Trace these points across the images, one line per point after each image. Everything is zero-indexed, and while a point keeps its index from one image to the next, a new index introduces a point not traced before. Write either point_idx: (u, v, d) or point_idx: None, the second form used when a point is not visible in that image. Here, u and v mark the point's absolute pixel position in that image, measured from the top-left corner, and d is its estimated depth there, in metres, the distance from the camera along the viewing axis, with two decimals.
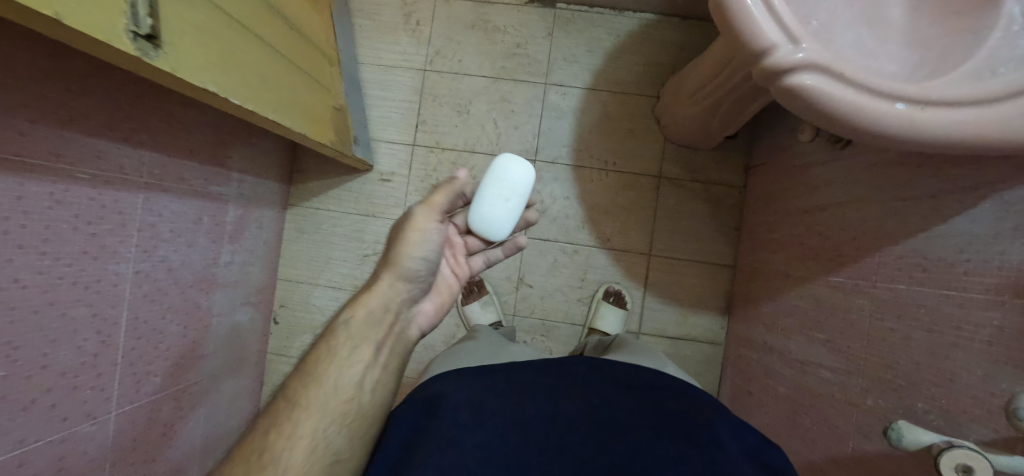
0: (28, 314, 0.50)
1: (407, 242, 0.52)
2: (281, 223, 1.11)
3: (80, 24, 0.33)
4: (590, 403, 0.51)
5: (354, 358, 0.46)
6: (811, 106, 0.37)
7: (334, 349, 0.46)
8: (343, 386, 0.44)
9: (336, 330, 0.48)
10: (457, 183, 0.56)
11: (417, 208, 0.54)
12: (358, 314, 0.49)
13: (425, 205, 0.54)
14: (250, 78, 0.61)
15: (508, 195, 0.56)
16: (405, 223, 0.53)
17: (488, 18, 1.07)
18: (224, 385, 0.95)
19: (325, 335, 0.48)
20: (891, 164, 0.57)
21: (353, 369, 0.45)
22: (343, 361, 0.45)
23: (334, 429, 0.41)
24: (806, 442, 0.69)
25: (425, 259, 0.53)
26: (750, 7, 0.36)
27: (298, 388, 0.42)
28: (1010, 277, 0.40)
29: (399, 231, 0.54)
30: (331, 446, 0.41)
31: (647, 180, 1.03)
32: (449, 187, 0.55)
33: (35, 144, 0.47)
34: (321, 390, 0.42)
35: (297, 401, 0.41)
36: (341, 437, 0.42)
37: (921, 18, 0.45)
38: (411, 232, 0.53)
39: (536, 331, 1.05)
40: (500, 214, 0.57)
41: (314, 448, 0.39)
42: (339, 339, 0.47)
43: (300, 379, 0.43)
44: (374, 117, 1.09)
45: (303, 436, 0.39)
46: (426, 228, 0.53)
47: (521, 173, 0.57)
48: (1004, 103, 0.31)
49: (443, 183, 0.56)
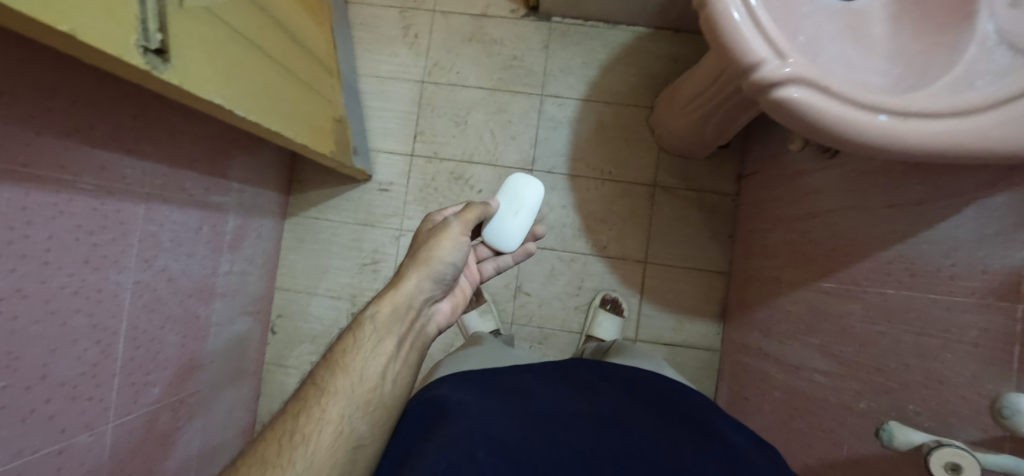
0: (29, 324, 0.50)
1: (438, 248, 0.53)
2: (279, 232, 1.11)
3: (92, 39, 0.35)
4: (594, 404, 0.53)
5: (378, 350, 0.47)
6: (799, 117, 0.38)
7: (360, 340, 0.47)
8: (367, 376, 0.45)
9: (363, 322, 0.48)
10: (490, 210, 0.57)
11: (452, 219, 0.55)
12: (384, 309, 0.49)
13: (461, 218, 0.55)
14: (253, 90, 0.62)
15: (518, 208, 0.59)
16: (439, 231, 0.54)
17: (485, 31, 1.09)
18: (222, 396, 0.94)
19: (351, 326, 0.49)
20: (878, 172, 0.59)
21: (376, 360, 0.46)
22: (368, 352, 0.46)
23: (358, 415, 0.43)
24: (801, 446, 0.70)
25: (453, 265, 0.54)
26: (739, 24, 0.38)
27: (325, 376, 0.44)
28: (993, 281, 0.42)
29: (431, 234, 0.54)
30: (355, 432, 0.42)
31: (642, 189, 1.05)
32: (480, 206, 0.57)
33: (41, 155, 0.48)
34: (346, 379, 0.44)
35: (325, 388, 0.43)
36: (365, 424, 0.43)
37: (901, 34, 0.47)
38: (445, 241, 0.53)
39: (534, 339, 1.06)
40: (511, 226, 0.59)
41: (340, 433, 0.41)
42: (364, 331, 0.47)
43: (328, 367, 0.45)
44: (373, 127, 1.11)
45: (330, 421, 0.41)
46: (458, 241, 0.54)
47: (532, 189, 0.60)
48: (982, 114, 0.33)
49: (476, 204, 0.57)
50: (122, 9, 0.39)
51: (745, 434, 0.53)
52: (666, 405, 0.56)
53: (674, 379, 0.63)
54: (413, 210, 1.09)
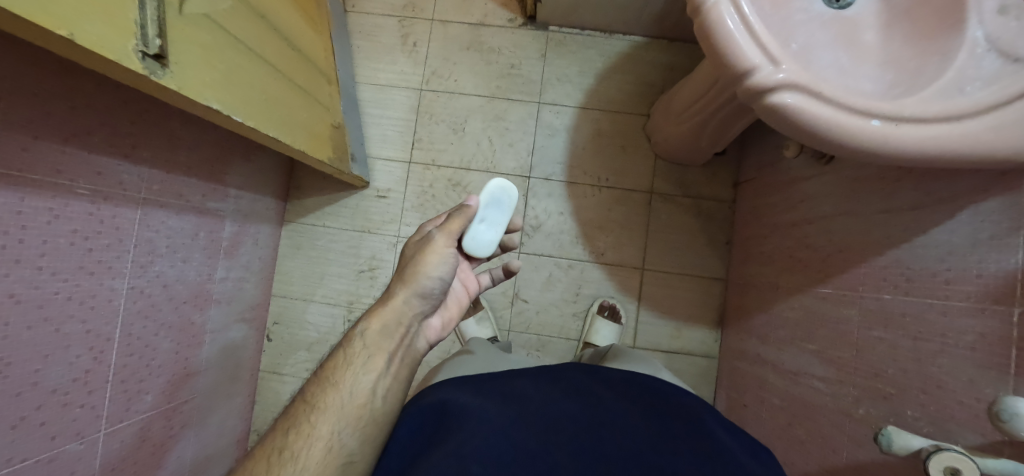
0: (21, 330, 0.49)
1: (424, 263, 0.51)
2: (276, 239, 1.11)
3: (91, 43, 0.35)
4: (585, 404, 0.53)
5: (368, 367, 0.45)
6: (793, 122, 0.38)
7: (351, 357, 0.46)
8: (358, 392, 0.44)
9: (353, 339, 0.47)
10: (467, 212, 0.55)
11: (435, 232, 0.53)
12: (374, 326, 0.47)
13: (443, 230, 0.53)
14: (250, 96, 0.62)
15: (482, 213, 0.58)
16: (423, 245, 0.52)
17: (482, 40, 1.10)
18: (215, 405, 0.93)
19: (342, 343, 0.47)
20: (872, 179, 0.59)
21: (368, 376, 0.45)
22: (358, 369, 0.45)
23: (349, 431, 0.42)
24: (800, 453, 0.69)
25: (440, 279, 0.51)
26: (733, 31, 0.39)
27: (317, 393, 0.43)
28: (987, 285, 0.42)
29: (416, 251, 0.52)
30: (345, 447, 0.41)
31: (638, 195, 1.06)
32: (462, 215, 0.55)
33: (36, 159, 0.47)
34: (336, 396, 0.43)
35: (316, 404, 0.42)
36: (355, 440, 0.42)
37: (893, 41, 0.48)
38: (429, 254, 0.51)
39: (532, 346, 1.05)
40: (485, 234, 0.58)
41: (330, 449, 0.40)
42: (354, 347, 0.46)
43: (320, 384, 0.44)
44: (371, 135, 1.11)
45: (320, 436, 0.40)
46: (443, 253, 0.52)
47: (492, 190, 0.58)
48: (971, 119, 0.33)
49: (455, 213, 0.55)
50: (121, 15, 0.39)
51: (743, 441, 0.52)
52: (662, 405, 0.55)
53: (669, 383, 0.63)
54: (409, 216, 1.09)
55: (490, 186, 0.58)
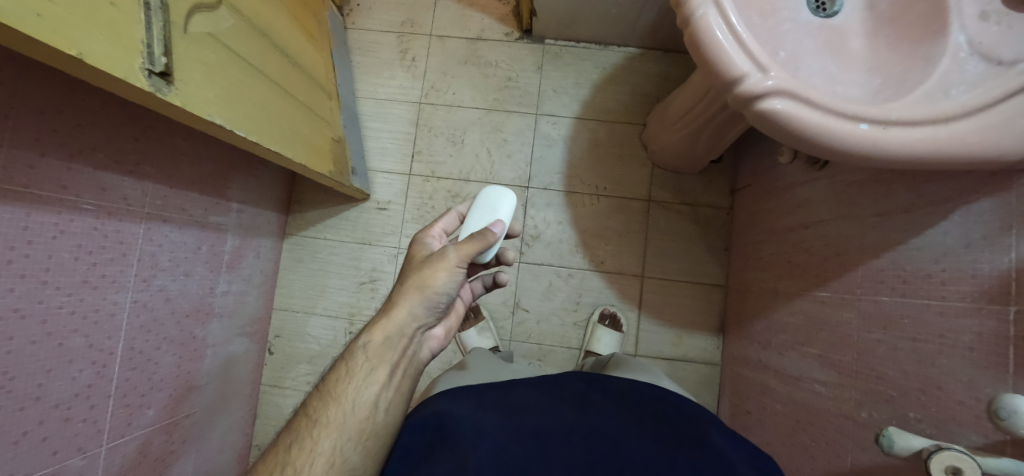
0: (25, 345, 0.50)
1: (433, 278, 0.49)
2: (278, 253, 1.11)
3: (100, 63, 0.36)
4: (584, 414, 0.53)
5: (371, 379, 0.45)
6: (783, 128, 0.39)
7: (353, 370, 0.45)
8: (361, 405, 0.44)
9: (355, 352, 0.47)
10: (489, 242, 0.52)
11: (450, 248, 0.51)
12: (376, 338, 0.47)
13: (459, 248, 0.51)
14: (252, 111, 0.63)
15: (488, 210, 0.59)
16: (434, 260, 0.50)
17: (480, 54, 1.13)
18: (216, 420, 0.92)
19: (344, 355, 0.47)
20: (865, 183, 0.60)
21: (370, 389, 0.45)
22: (359, 382, 0.45)
23: (351, 445, 0.42)
24: (804, 460, 0.68)
25: (449, 295, 0.51)
26: (721, 40, 0.40)
27: (318, 407, 0.43)
28: (984, 285, 0.43)
29: (422, 264, 0.51)
30: (348, 462, 0.41)
31: (636, 204, 1.06)
32: (483, 242, 0.51)
33: (42, 176, 0.49)
34: (338, 410, 0.43)
35: (318, 419, 0.42)
36: (357, 454, 0.42)
37: (880, 47, 0.49)
38: (440, 271, 0.49)
39: (534, 355, 1.05)
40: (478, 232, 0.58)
41: (332, 464, 0.40)
42: (356, 360, 0.46)
43: (320, 398, 0.44)
44: (371, 148, 1.13)
45: (322, 452, 0.40)
46: (455, 272, 0.50)
47: (493, 196, 0.60)
48: (957, 122, 0.34)
49: (476, 236, 0.52)
50: (128, 35, 0.40)
51: (745, 448, 0.51)
52: (661, 413, 0.55)
53: (670, 391, 0.62)
54: (410, 228, 1.10)
55: (494, 193, 0.60)
